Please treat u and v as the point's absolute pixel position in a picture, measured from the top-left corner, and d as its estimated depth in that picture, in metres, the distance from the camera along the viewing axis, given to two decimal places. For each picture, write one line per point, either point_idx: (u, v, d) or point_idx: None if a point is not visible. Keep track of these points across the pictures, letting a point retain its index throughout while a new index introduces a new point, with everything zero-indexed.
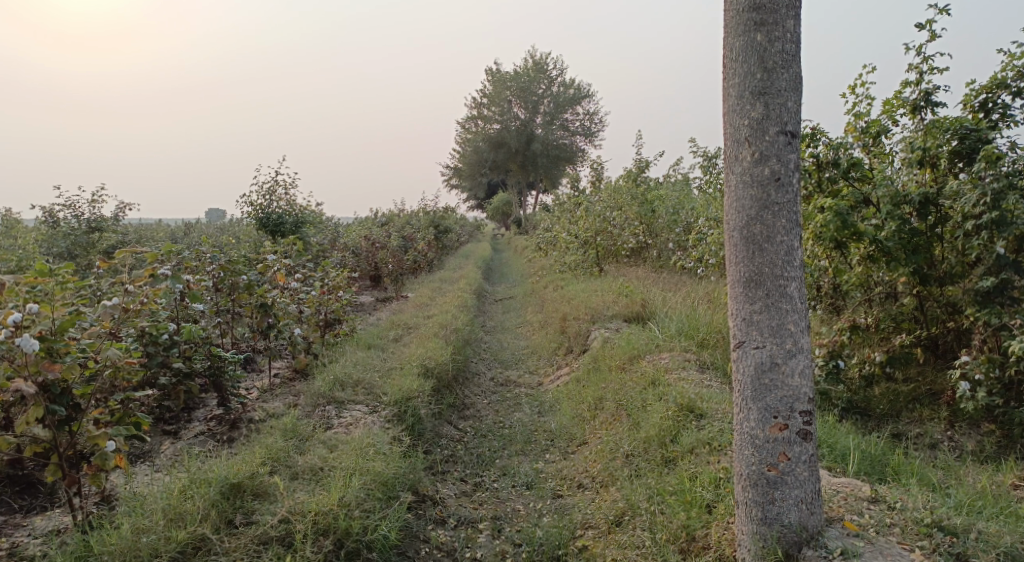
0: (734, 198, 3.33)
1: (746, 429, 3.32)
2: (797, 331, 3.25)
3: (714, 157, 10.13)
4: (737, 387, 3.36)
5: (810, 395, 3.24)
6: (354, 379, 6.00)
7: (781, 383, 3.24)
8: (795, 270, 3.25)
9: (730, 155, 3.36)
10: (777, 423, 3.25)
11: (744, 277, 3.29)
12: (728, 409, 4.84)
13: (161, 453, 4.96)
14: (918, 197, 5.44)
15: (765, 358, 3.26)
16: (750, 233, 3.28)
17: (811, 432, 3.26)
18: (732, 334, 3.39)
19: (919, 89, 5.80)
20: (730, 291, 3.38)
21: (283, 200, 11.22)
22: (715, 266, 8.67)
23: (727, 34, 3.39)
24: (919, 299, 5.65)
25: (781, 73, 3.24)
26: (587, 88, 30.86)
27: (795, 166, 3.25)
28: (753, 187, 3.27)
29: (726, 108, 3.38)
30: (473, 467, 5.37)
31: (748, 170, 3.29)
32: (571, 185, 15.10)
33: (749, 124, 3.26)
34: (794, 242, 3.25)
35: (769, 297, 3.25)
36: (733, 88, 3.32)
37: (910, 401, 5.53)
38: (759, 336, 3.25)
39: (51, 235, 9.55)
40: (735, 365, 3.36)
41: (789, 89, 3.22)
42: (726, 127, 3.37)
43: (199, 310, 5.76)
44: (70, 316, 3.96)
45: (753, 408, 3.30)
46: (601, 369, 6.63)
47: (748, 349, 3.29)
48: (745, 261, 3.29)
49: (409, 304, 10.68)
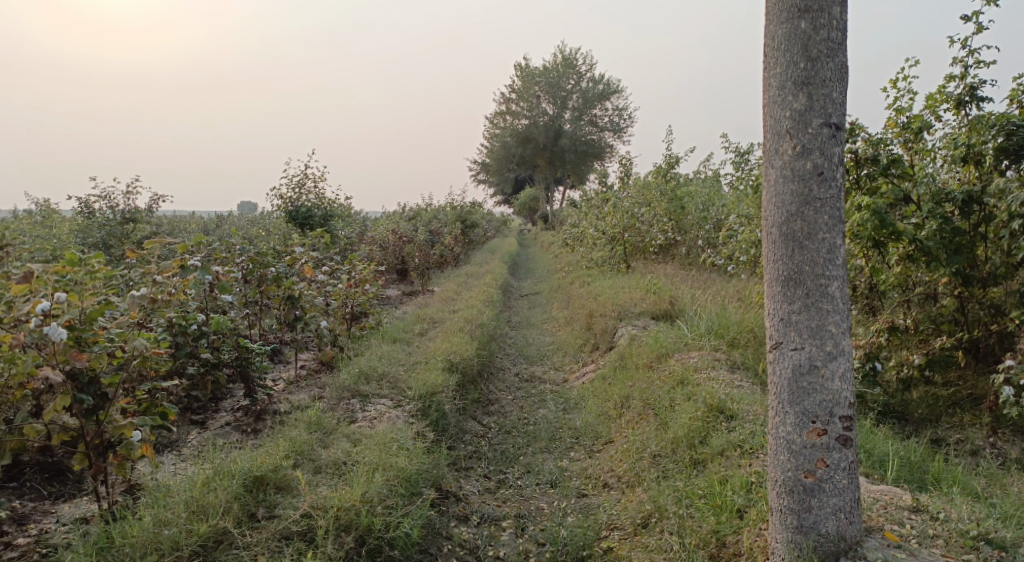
0: (773, 193, 3.22)
1: (782, 433, 3.21)
2: (837, 332, 3.13)
3: (746, 152, 9.95)
4: (773, 389, 3.25)
5: (850, 399, 3.11)
6: (378, 372, 5.96)
7: (820, 387, 3.13)
8: (836, 269, 3.13)
9: (770, 148, 3.24)
10: (815, 428, 3.13)
11: (783, 276, 3.18)
12: (760, 411, 4.72)
13: (188, 443, 4.96)
14: (960, 195, 5.30)
15: (803, 361, 3.14)
16: (790, 230, 3.16)
17: (851, 438, 3.14)
18: (768, 335, 3.28)
19: (964, 83, 5.61)
20: (768, 290, 3.27)
21: (311, 192, 11.25)
22: (746, 264, 8.51)
23: (769, 22, 3.27)
24: (959, 300, 5.49)
25: (826, 62, 3.12)
26: (616, 84, 30.61)
27: (838, 160, 3.13)
28: (794, 182, 3.15)
29: (766, 99, 3.26)
30: (497, 464, 5.30)
31: (789, 163, 3.17)
32: (599, 181, 14.96)
33: (790, 115, 3.15)
34: (836, 239, 3.13)
35: (809, 297, 3.14)
36: (774, 78, 3.21)
37: (950, 405, 5.41)
38: (797, 338, 3.14)
39: (85, 225, 9.66)
40: (772, 368, 3.25)
41: (834, 78, 3.10)
42: (767, 119, 3.26)
43: (227, 301, 5.76)
44: (99, 305, 3.96)
45: (790, 412, 3.19)
46: (628, 366, 6.53)
47: (785, 350, 3.18)
48: (784, 258, 3.18)
49: (435, 298, 10.65)
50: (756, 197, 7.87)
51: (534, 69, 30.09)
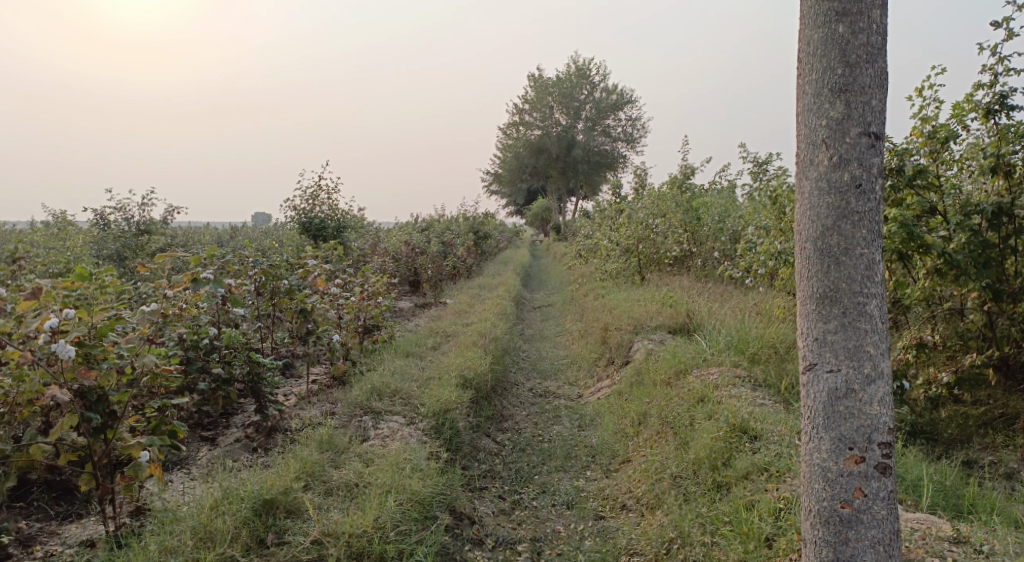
0: (808, 206, 3.09)
1: (817, 460, 3.07)
2: (876, 354, 2.99)
3: (764, 163, 9.80)
4: (807, 413, 3.11)
5: (889, 425, 2.97)
6: (391, 388, 5.85)
7: (857, 412, 2.98)
8: (875, 287, 2.99)
9: (804, 158, 3.11)
10: (852, 455, 2.99)
11: (818, 293, 3.05)
12: (785, 431, 4.57)
13: (198, 460, 4.88)
14: (990, 207, 5.12)
15: (839, 383, 3.00)
16: (826, 245, 3.03)
17: (890, 466, 2.99)
18: (801, 356, 3.14)
19: (993, 92, 5.46)
20: (801, 308, 3.14)
21: (324, 203, 11.19)
22: (764, 277, 8.35)
23: (803, 27, 3.15)
24: (987, 315, 5.32)
25: (865, 68, 3.00)
26: (629, 94, 30.50)
27: (877, 171, 3.00)
28: (830, 194, 3.03)
29: (799, 107, 3.14)
30: (512, 484, 5.17)
31: (824, 175, 3.05)
32: (613, 192, 14.85)
33: (827, 124, 3.02)
34: (874, 255, 2.99)
35: (846, 315, 3.00)
36: (809, 85, 3.09)
37: (981, 426, 5.21)
38: (833, 359, 3.00)
39: (100, 236, 9.64)
40: (806, 391, 3.11)
41: (873, 86, 2.98)
42: (800, 128, 3.13)
43: (239, 314, 5.67)
44: (110, 321, 3.85)
45: (825, 437, 3.04)
46: (645, 382, 6.39)
47: (820, 372, 3.04)
48: (819, 275, 3.05)
49: (448, 310, 10.54)
50: (775, 208, 7.72)
51: (547, 80, 30.06)
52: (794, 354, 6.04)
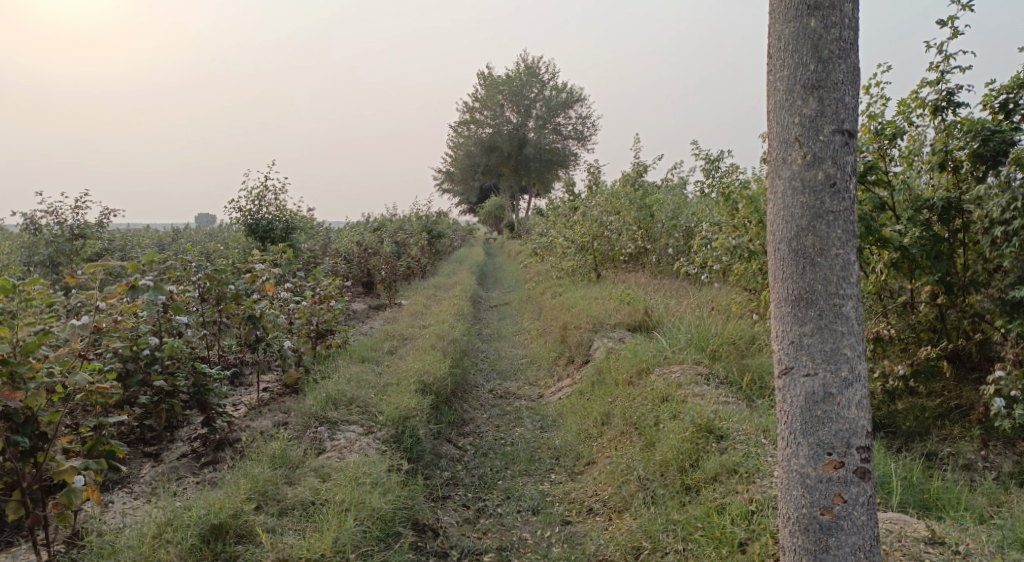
0: (781, 206, 3.02)
1: (796, 466, 3.00)
2: (853, 356, 2.92)
3: (716, 159, 9.82)
4: (784, 418, 3.04)
5: (868, 429, 2.91)
6: (348, 396, 5.64)
7: (836, 417, 2.92)
8: (850, 288, 2.93)
9: (777, 157, 3.04)
10: (831, 461, 2.92)
11: (794, 295, 2.98)
12: (750, 430, 4.51)
13: (140, 479, 4.65)
14: (940, 201, 5.15)
15: (817, 388, 2.94)
16: (801, 246, 2.96)
17: (869, 470, 2.93)
18: (776, 360, 3.07)
19: (938, 89, 5.49)
20: (776, 311, 3.06)
21: (272, 204, 10.86)
22: (720, 272, 8.34)
23: (774, 21, 3.08)
24: (938, 308, 5.34)
25: (838, 63, 2.94)
26: (580, 92, 30.57)
27: (851, 169, 2.94)
28: (804, 194, 2.96)
29: (771, 104, 3.07)
30: (475, 491, 5.03)
31: (798, 174, 2.97)
32: (566, 189, 14.78)
33: (800, 121, 2.95)
34: (849, 255, 2.93)
35: (822, 318, 2.94)
36: (780, 81, 3.01)
37: (938, 418, 5.20)
38: (810, 363, 2.93)
39: (34, 243, 9.18)
40: (782, 396, 3.04)
41: (847, 81, 2.92)
42: (773, 125, 3.06)
43: (182, 323, 5.44)
44: (38, 335, 3.59)
45: (803, 443, 2.98)
46: (607, 382, 6.31)
47: (797, 376, 2.97)
48: (795, 277, 2.98)
49: (404, 312, 10.33)
50: (728, 204, 7.72)
51: (498, 78, 29.95)
52: (754, 350, 6.01)
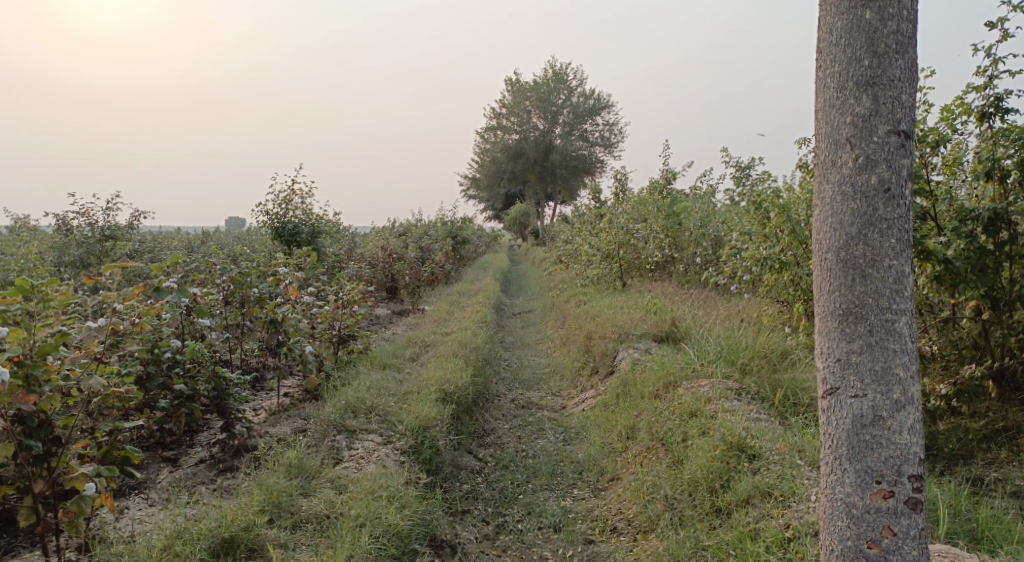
0: (829, 213, 2.87)
1: (840, 494, 2.85)
2: (906, 377, 2.77)
3: (746, 167, 9.61)
4: (828, 442, 2.89)
5: (921, 457, 2.75)
6: (367, 404, 5.52)
7: (885, 442, 2.76)
8: (904, 303, 2.77)
9: (825, 159, 2.89)
10: (880, 490, 2.76)
11: (841, 309, 2.82)
12: (784, 449, 4.32)
13: (157, 484, 4.57)
14: (986, 213, 4.87)
15: (865, 411, 2.78)
16: (850, 256, 2.80)
17: (921, 501, 2.77)
18: (820, 379, 2.92)
19: (985, 94, 5.24)
20: (821, 325, 2.91)
21: (298, 208, 10.83)
22: (749, 283, 8.13)
23: (825, 13, 2.92)
24: (983, 325, 5.10)
25: (894, 58, 2.78)
26: (607, 99, 30.38)
27: (906, 174, 2.78)
28: (854, 200, 2.80)
29: (820, 102, 2.92)
30: (496, 505, 4.89)
31: (849, 177, 2.82)
32: (592, 196, 14.62)
33: (852, 121, 2.80)
34: (903, 268, 2.77)
35: (872, 334, 2.78)
36: (831, 78, 2.86)
37: (983, 440, 4.94)
38: (859, 384, 2.78)
39: (64, 244, 9.24)
40: (827, 418, 2.89)
41: (904, 79, 2.76)
42: (821, 125, 2.90)
43: (204, 325, 5.40)
44: (56, 335, 3.52)
45: (849, 470, 2.82)
46: (632, 394, 6.14)
47: (843, 397, 2.82)
48: (844, 290, 2.82)
49: (427, 318, 10.23)
50: (758, 213, 7.51)
51: (524, 85, 29.89)
52: (787, 364, 5.79)
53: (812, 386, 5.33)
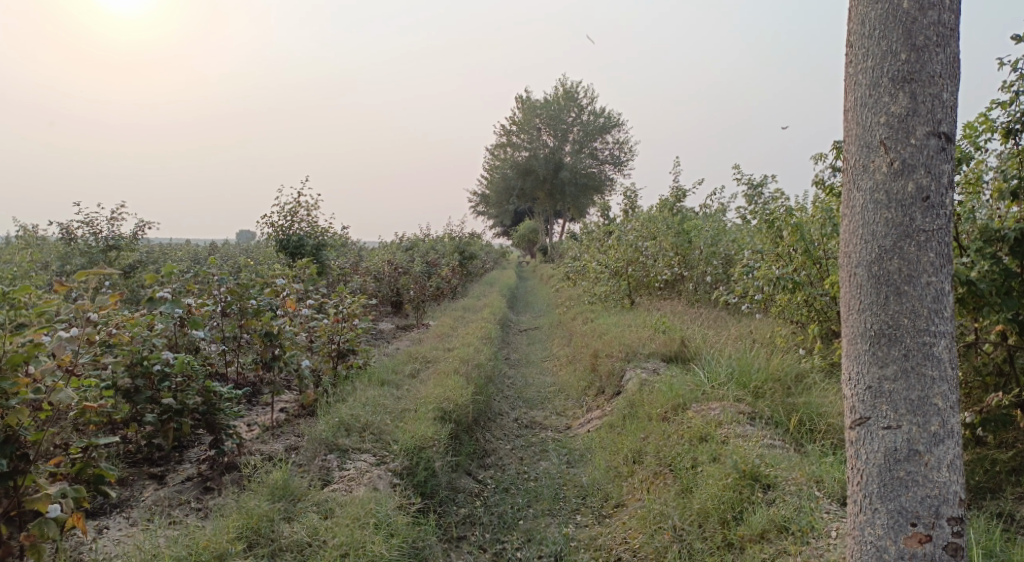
0: (861, 223, 2.81)
1: (870, 537, 2.78)
2: (945, 408, 2.70)
3: (759, 185, 9.38)
4: (859, 477, 2.81)
5: (961, 498, 2.68)
6: (361, 422, 5.30)
7: (922, 480, 2.70)
8: (943, 324, 2.70)
9: (856, 163, 2.83)
10: (916, 534, 2.69)
11: (874, 329, 2.76)
12: (801, 479, 4.08)
13: (140, 503, 4.34)
14: (1013, 233, 4.56)
15: (900, 444, 2.72)
16: (884, 271, 2.74)
17: (961, 546, 2.69)
18: (849, 407, 2.86)
19: (1012, 111, 5.01)
20: (850, 345, 2.84)
21: (303, 220, 10.66)
22: (761, 303, 7.88)
23: (857, 5, 2.89)
24: (1010, 351, 4.84)
25: (934, 51, 2.73)
26: (617, 117, 30.22)
27: (945, 182, 2.71)
28: (889, 210, 2.74)
29: (851, 101, 2.87)
30: (493, 531, 4.65)
31: (883, 184, 2.76)
32: (602, 213, 14.39)
33: (888, 121, 2.75)
34: (943, 285, 2.70)
35: (908, 358, 2.71)
36: (865, 74, 2.82)
37: (1012, 472, 4.66)
38: (893, 414, 2.71)
39: (68, 253, 9.11)
40: (857, 450, 2.82)
41: (944, 74, 2.72)
42: (853, 127, 2.85)
43: (197, 336, 5.23)
44: (28, 346, 3.32)
45: (881, 509, 2.76)
46: (639, 416, 5.90)
47: (875, 429, 2.75)
48: (875, 308, 2.75)
49: (430, 333, 10.00)
50: (771, 231, 7.28)
51: (535, 102, 29.80)
52: (802, 388, 5.54)
53: (828, 411, 5.08)
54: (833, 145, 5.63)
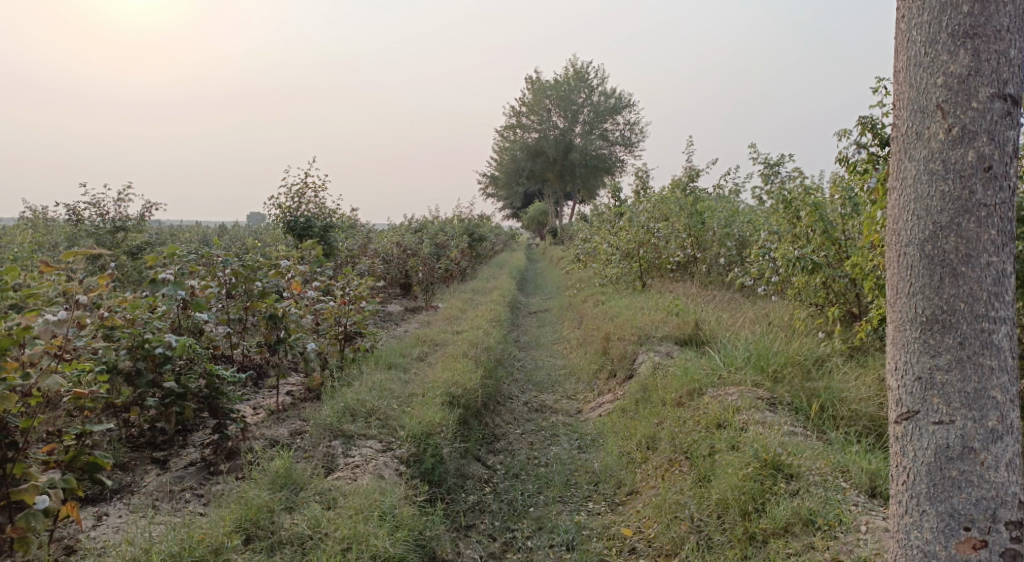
0: (913, 197, 2.65)
1: (917, 541, 2.64)
2: (1003, 400, 2.55)
3: (776, 164, 9.13)
4: (905, 476, 2.66)
5: (1019, 499, 2.54)
6: (367, 407, 5.15)
7: (976, 480, 2.55)
8: (1003, 309, 2.54)
9: (909, 130, 2.67)
10: (970, 538, 2.55)
11: (925, 314, 2.60)
12: (826, 469, 3.90)
13: (143, 488, 4.21)
14: None
15: (953, 440, 2.56)
16: (939, 251, 2.58)
17: (1020, 551, 2.54)
18: (895, 400, 2.70)
19: None
20: (897, 330, 2.69)
21: (311, 201, 10.48)
22: (777, 286, 7.67)
23: None
24: None
25: (1000, 4, 2.56)
26: (628, 97, 29.82)
27: (1009, 152, 2.55)
28: (946, 182, 2.58)
29: (903, 61, 2.71)
30: (503, 519, 4.50)
31: (939, 153, 2.59)
32: (612, 194, 14.16)
33: (947, 82, 2.58)
34: (1003, 266, 2.54)
35: (965, 346, 2.55)
36: (921, 30, 2.64)
37: None
38: (946, 409, 2.55)
39: (74, 235, 8.94)
40: (904, 447, 2.67)
41: (1012, 28, 2.54)
42: (905, 89, 2.69)
43: (201, 319, 5.09)
44: (17, 330, 3.18)
45: (930, 511, 2.61)
46: (652, 401, 5.72)
47: (925, 424, 2.60)
48: (929, 291, 2.59)
49: (439, 316, 9.84)
50: (789, 212, 7.05)
51: (545, 82, 29.46)
52: (822, 373, 5.34)
53: (850, 397, 4.90)
54: (858, 120, 5.41)
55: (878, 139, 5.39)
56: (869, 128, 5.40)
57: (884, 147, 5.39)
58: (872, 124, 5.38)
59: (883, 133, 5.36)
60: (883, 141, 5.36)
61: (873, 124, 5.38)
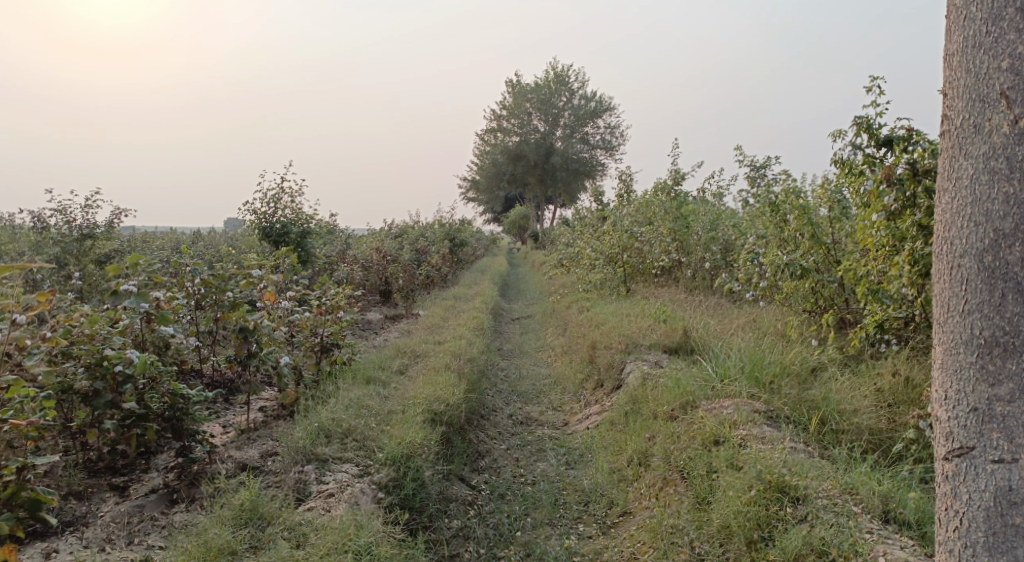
0: (971, 200, 2.72)
1: None
2: None
3: (762, 166, 8.93)
4: (962, 520, 2.70)
5: None
6: (343, 427, 4.84)
7: None
8: None
9: (967, 122, 2.75)
10: None
11: (986, 334, 2.66)
12: (833, 491, 3.66)
13: (99, 518, 3.88)
14: None
15: (1014, 482, 2.60)
16: (1000, 263, 2.65)
17: None
18: (946, 434, 2.76)
19: None
20: (952, 352, 2.76)
21: (287, 206, 10.12)
22: (767, 291, 7.44)
23: None
24: None
25: None
26: (608, 101, 29.61)
27: None
28: (1010, 184, 2.65)
29: (959, 42, 2.81)
30: (489, 546, 4.23)
31: (1003, 147, 2.67)
32: (595, 198, 13.89)
33: (1013, 61, 2.66)
34: None
35: None
36: (981, 7, 2.75)
37: None
38: (1008, 445, 2.60)
39: (38, 242, 8.54)
40: (957, 487, 2.72)
41: None
42: (963, 72, 2.78)
43: (167, 334, 4.75)
44: None
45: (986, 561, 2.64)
46: (643, 414, 5.46)
47: (983, 464, 2.65)
48: (988, 309, 2.66)
49: (418, 325, 9.50)
50: (777, 215, 6.83)
51: (525, 86, 29.20)
52: (819, 383, 5.11)
53: (849, 409, 4.66)
54: (852, 120, 5.21)
55: (873, 139, 5.18)
56: (864, 128, 5.20)
57: (879, 148, 5.18)
58: (866, 124, 5.18)
59: (878, 134, 5.16)
60: (878, 141, 5.15)
61: (868, 124, 5.17)
